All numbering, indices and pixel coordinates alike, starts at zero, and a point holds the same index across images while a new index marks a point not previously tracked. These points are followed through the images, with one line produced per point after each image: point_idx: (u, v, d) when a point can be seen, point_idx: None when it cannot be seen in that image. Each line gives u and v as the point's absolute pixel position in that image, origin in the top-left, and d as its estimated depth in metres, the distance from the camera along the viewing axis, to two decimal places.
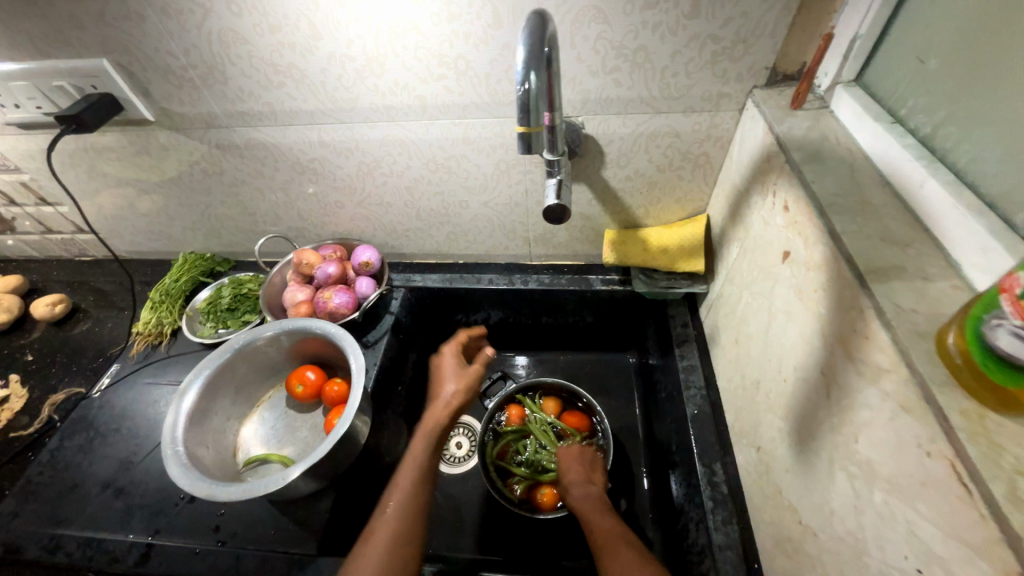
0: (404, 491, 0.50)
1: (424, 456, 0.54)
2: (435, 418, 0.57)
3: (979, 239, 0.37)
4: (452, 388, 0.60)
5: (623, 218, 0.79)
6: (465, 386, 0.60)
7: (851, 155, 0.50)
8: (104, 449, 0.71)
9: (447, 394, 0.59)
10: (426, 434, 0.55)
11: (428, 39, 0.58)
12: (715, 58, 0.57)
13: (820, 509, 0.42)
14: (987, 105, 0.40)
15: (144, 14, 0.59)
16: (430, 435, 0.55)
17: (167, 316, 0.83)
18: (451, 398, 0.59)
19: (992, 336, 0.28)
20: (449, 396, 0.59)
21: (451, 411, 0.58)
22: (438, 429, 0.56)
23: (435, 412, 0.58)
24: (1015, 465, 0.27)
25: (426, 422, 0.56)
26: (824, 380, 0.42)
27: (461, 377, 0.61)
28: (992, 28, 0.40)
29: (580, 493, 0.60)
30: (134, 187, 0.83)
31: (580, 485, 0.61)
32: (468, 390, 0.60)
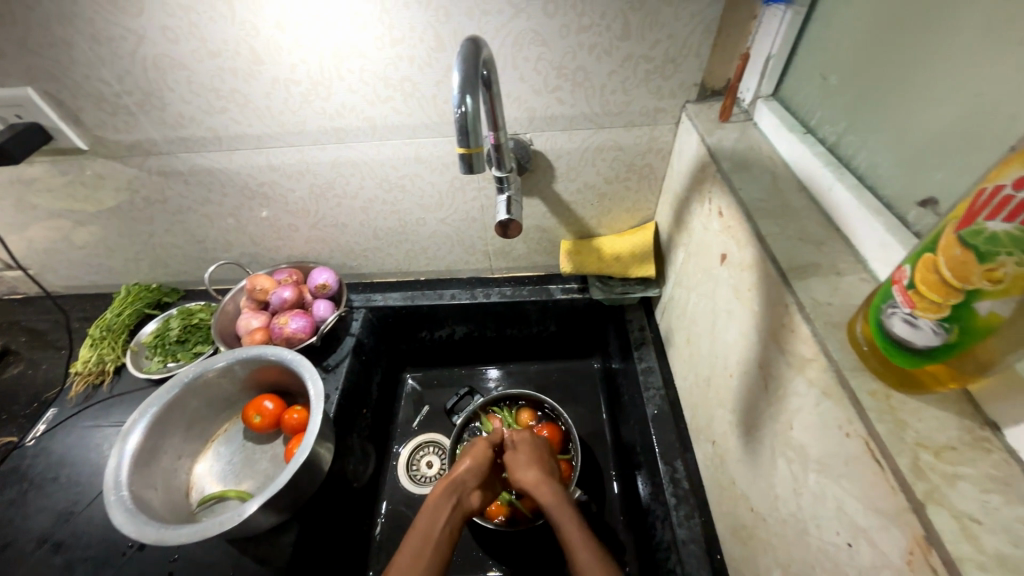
0: (410, 562, 0.49)
1: (434, 526, 0.53)
2: (446, 490, 0.57)
3: (879, 236, 0.41)
4: (468, 464, 0.60)
5: (577, 228, 0.82)
6: (478, 461, 0.61)
7: (774, 163, 0.54)
8: (40, 501, 0.66)
9: (462, 470, 0.59)
10: (436, 505, 0.55)
11: (373, 62, 0.59)
12: (648, 76, 0.61)
13: (767, 495, 0.44)
14: (879, 116, 0.45)
15: (72, 42, 0.57)
16: (440, 505, 0.55)
17: (109, 353, 0.79)
18: (467, 472, 0.59)
19: (889, 323, 0.31)
20: (462, 473, 0.59)
21: (462, 487, 0.58)
22: (449, 501, 0.56)
23: (445, 487, 0.57)
24: (916, 438, 0.30)
25: (436, 495, 0.56)
26: (761, 373, 0.45)
27: (474, 450, 0.62)
28: (877, 50, 0.45)
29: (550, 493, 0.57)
30: (68, 219, 0.79)
31: (549, 484, 0.58)
32: (481, 466, 0.61)
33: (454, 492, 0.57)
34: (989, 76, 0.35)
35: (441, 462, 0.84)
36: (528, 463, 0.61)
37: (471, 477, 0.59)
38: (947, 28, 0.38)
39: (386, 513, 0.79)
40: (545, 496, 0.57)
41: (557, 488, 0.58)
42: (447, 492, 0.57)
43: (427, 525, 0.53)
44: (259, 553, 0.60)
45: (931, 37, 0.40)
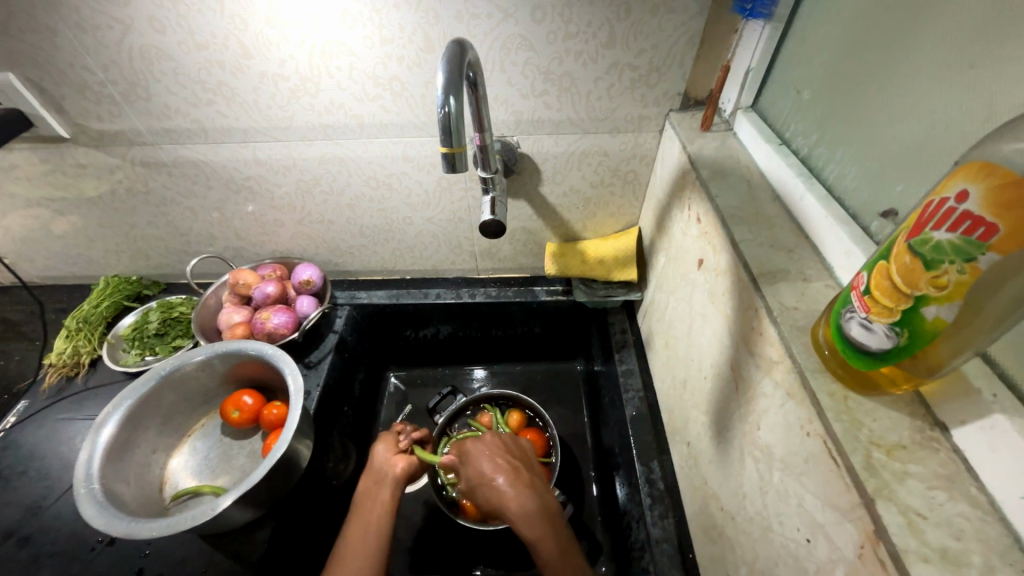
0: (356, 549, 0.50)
1: (369, 511, 0.54)
2: (369, 475, 0.58)
3: (845, 244, 0.42)
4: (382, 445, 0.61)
5: (563, 231, 0.83)
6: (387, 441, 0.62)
7: (750, 172, 0.56)
8: (7, 494, 0.65)
9: (377, 452, 0.60)
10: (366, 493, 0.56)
11: (362, 61, 0.60)
12: (633, 84, 0.62)
13: (735, 494, 0.46)
14: (847, 130, 0.47)
15: (57, 29, 0.56)
16: (369, 492, 0.56)
17: (85, 345, 0.78)
18: (383, 453, 0.60)
19: (848, 327, 0.32)
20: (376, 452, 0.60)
21: (381, 465, 0.59)
22: (375, 485, 0.57)
23: (369, 474, 0.58)
24: (870, 437, 0.32)
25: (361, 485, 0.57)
26: (733, 375, 0.47)
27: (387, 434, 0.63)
28: (847, 66, 0.47)
29: (519, 511, 0.51)
30: (48, 208, 0.78)
31: (520, 497, 0.52)
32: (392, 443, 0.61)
33: (379, 473, 0.58)
34: (942, 96, 0.37)
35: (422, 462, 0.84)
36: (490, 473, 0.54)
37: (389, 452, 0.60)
38: (907, 47, 0.40)
39: None
40: (518, 509, 0.51)
41: (528, 501, 0.52)
42: (371, 477, 0.58)
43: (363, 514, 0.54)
44: (233, 549, 0.60)
45: (893, 56, 0.42)
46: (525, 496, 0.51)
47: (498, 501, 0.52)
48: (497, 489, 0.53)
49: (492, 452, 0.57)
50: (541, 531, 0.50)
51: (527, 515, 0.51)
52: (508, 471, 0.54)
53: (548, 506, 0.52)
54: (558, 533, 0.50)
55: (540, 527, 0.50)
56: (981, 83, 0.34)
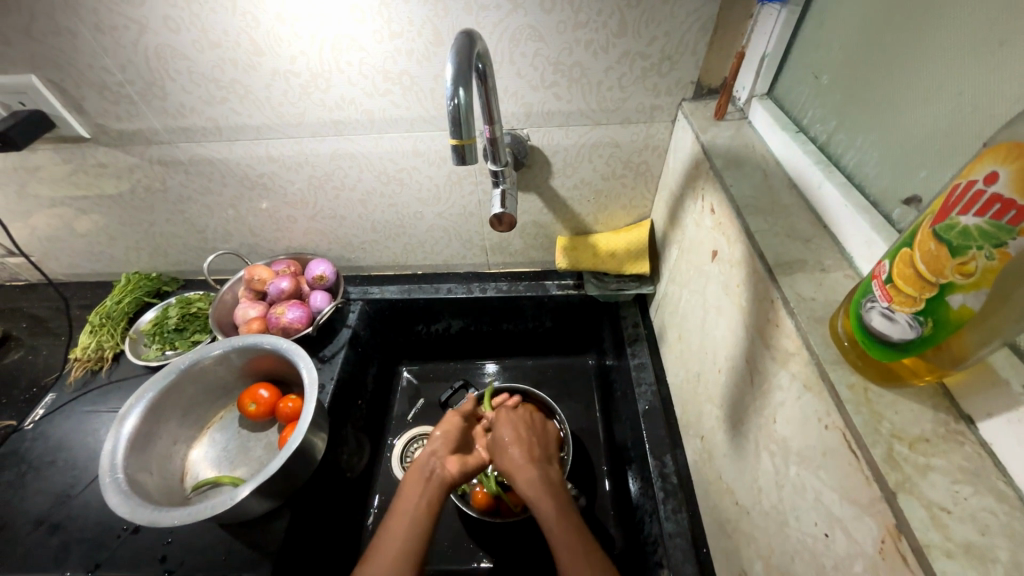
0: (394, 540, 0.50)
1: (414, 503, 0.54)
2: (418, 466, 0.58)
3: (865, 233, 0.41)
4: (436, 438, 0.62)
5: (573, 225, 0.82)
6: (443, 434, 0.63)
7: (766, 161, 0.55)
8: (38, 483, 0.67)
9: (431, 445, 0.62)
10: (413, 484, 0.56)
11: (372, 55, 0.60)
12: (645, 73, 0.61)
13: (751, 488, 0.45)
14: (868, 116, 0.46)
15: (76, 30, 0.57)
16: (415, 483, 0.56)
17: (109, 340, 0.80)
18: (436, 445, 0.61)
19: (868, 316, 0.31)
20: (431, 447, 0.61)
21: (433, 461, 0.59)
22: (423, 478, 0.57)
23: (420, 464, 0.59)
24: (891, 430, 0.31)
25: (410, 476, 0.57)
26: (748, 368, 0.46)
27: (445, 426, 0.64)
28: (867, 49, 0.46)
29: (525, 478, 0.56)
30: (71, 207, 0.80)
31: (528, 468, 0.57)
32: (449, 438, 0.62)
33: (429, 467, 0.58)
34: (969, 77, 0.36)
35: None
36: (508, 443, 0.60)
37: (442, 447, 0.61)
38: (932, 27, 0.39)
39: (379, 503, 0.80)
40: (523, 479, 0.56)
41: (534, 470, 0.57)
42: (421, 467, 0.58)
43: (407, 504, 0.54)
44: (251, 539, 0.61)
45: (916, 38, 0.40)
46: (534, 464, 0.57)
47: (508, 469, 0.58)
48: (510, 460, 0.59)
49: (517, 423, 0.63)
50: (542, 497, 0.54)
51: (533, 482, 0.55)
52: (524, 445, 0.60)
53: (552, 480, 0.56)
54: (561, 505, 0.53)
55: (541, 494, 0.54)
56: (1010, 63, 0.33)
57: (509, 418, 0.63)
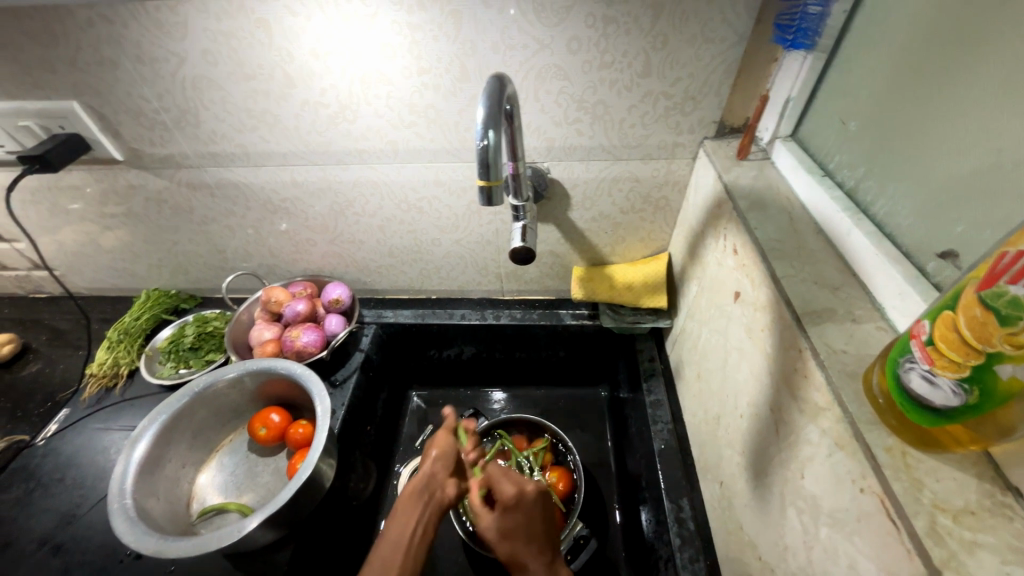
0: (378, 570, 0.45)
1: (404, 530, 0.48)
2: (417, 485, 0.52)
3: (898, 285, 0.41)
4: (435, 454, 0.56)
5: (590, 256, 0.82)
6: (441, 451, 0.56)
7: (790, 204, 0.54)
8: (45, 501, 0.67)
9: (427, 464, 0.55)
10: (402, 507, 0.51)
11: (400, 90, 0.61)
12: (668, 112, 0.62)
13: (776, 544, 0.43)
14: (899, 165, 0.45)
15: (118, 61, 0.60)
16: (410, 506, 0.50)
17: (125, 357, 0.81)
18: (433, 467, 0.54)
19: (907, 379, 0.30)
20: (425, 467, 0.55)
21: (428, 482, 0.53)
22: (420, 500, 0.51)
23: (409, 486, 0.53)
24: (933, 499, 0.30)
25: (403, 495, 0.52)
26: (773, 416, 0.44)
27: (439, 444, 0.57)
28: (899, 97, 0.46)
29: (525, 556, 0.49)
30: (98, 224, 0.82)
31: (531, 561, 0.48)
32: (447, 454, 0.56)
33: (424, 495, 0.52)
34: (1010, 134, 0.35)
35: None
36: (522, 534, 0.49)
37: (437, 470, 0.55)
38: (969, 83, 0.39)
39: None
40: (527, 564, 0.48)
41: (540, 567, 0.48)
42: (418, 491, 0.52)
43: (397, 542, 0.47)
44: (254, 569, 0.60)
45: (951, 98, 0.40)
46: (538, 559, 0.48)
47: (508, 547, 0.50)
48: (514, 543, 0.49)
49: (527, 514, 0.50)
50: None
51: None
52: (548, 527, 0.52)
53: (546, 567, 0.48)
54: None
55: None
56: None
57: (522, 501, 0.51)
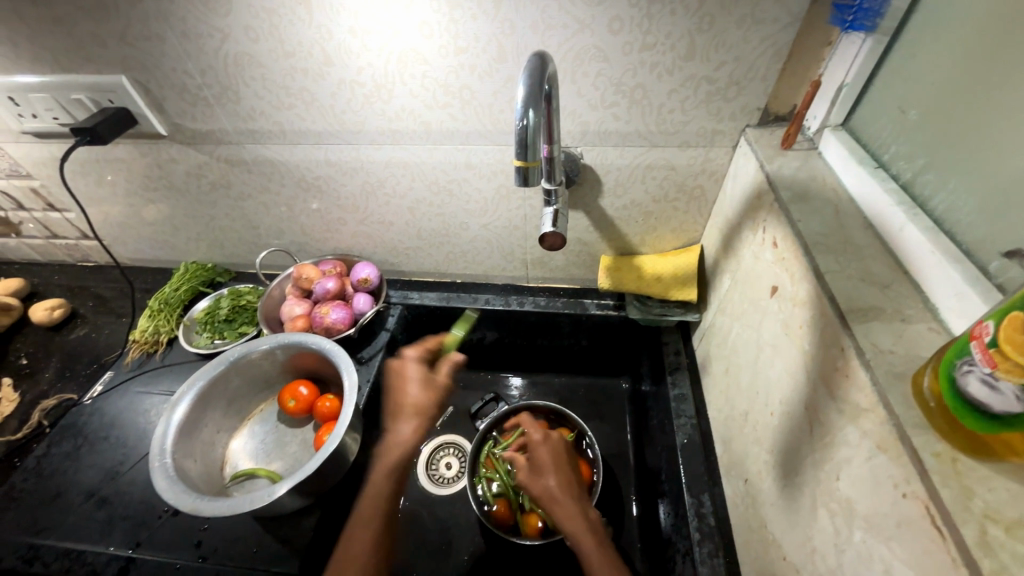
0: (376, 492, 0.55)
1: (398, 456, 0.57)
2: (417, 411, 0.61)
3: (955, 285, 0.39)
4: (418, 389, 0.64)
5: (619, 245, 0.81)
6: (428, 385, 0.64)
7: (837, 197, 0.52)
8: (91, 457, 0.71)
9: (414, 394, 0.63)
10: (396, 447, 0.58)
11: (435, 69, 0.61)
12: (710, 98, 0.59)
13: (803, 545, 0.42)
14: (965, 157, 0.43)
15: (165, 36, 0.61)
16: (407, 436, 0.58)
17: (165, 325, 0.84)
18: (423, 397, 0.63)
19: (963, 381, 0.30)
20: (417, 396, 0.63)
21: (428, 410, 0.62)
22: (417, 422, 0.60)
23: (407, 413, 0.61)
24: (984, 509, 0.28)
25: (398, 415, 0.61)
26: (807, 416, 0.43)
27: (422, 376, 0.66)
28: (969, 85, 0.43)
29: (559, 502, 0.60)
30: (142, 197, 0.85)
31: (562, 499, 0.61)
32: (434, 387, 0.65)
33: (421, 428, 0.60)
34: None
35: (461, 465, 0.85)
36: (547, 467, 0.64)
37: (429, 404, 0.62)
38: None
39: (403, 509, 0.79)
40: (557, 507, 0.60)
41: (569, 503, 0.60)
42: (421, 417, 0.61)
43: (382, 483, 0.56)
44: (281, 534, 0.62)
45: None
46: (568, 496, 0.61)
47: (543, 497, 0.61)
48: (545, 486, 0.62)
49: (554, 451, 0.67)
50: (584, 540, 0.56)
51: (576, 512, 0.60)
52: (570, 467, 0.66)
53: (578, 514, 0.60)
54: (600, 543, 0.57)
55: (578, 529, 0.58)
56: None
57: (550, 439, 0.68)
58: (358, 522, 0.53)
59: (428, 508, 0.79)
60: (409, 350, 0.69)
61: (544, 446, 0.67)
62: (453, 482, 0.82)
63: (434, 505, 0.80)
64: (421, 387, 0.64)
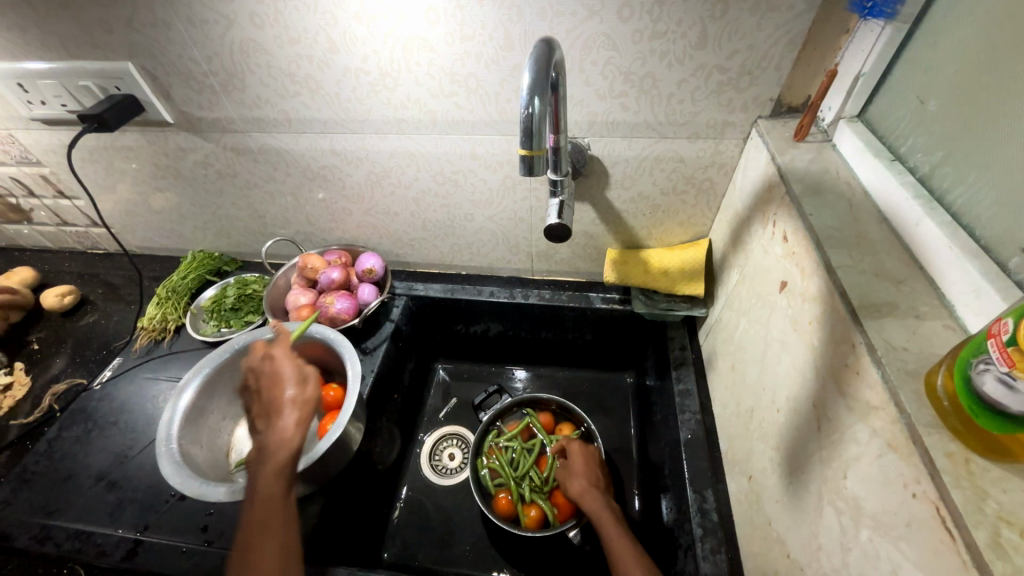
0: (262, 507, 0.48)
1: (275, 462, 0.50)
2: (286, 410, 0.53)
3: (973, 281, 0.38)
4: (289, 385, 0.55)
5: (626, 238, 0.80)
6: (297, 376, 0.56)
7: (851, 190, 0.51)
8: (101, 441, 0.72)
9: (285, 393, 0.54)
10: (274, 452, 0.50)
11: (441, 57, 0.60)
12: (721, 88, 0.58)
13: (808, 543, 0.41)
14: (987, 150, 0.41)
15: (171, 23, 0.61)
16: (278, 438, 0.51)
17: (172, 313, 0.85)
18: (290, 391, 0.54)
19: (979, 380, 0.30)
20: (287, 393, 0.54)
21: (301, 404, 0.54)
22: (292, 421, 0.52)
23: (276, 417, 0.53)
24: (997, 511, 0.28)
25: (268, 422, 0.53)
26: (815, 413, 0.42)
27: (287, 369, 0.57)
28: (992, 73, 0.41)
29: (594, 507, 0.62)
30: (149, 185, 0.85)
31: (594, 498, 0.63)
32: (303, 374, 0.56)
33: (306, 416, 0.53)
34: None
35: (464, 456, 0.85)
36: (578, 470, 0.67)
37: (312, 394, 0.55)
38: None
39: (406, 499, 0.80)
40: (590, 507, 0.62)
41: (601, 503, 0.63)
42: (293, 414, 0.53)
43: (273, 491, 0.49)
44: None
45: None
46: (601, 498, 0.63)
47: (579, 498, 0.64)
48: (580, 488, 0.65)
49: (589, 457, 0.70)
50: (616, 536, 0.58)
51: (609, 512, 0.62)
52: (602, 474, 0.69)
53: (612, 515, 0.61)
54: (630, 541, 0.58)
55: (610, 529, 0.59)
56: None
57: (584, 447, 0.71)
58: (254, 543, 0.46)
59: (431, 498, 0.80)
60: (273, 346, 0.59)
61: (579, 452, 0.70)
62: (456, 473, 0.83)
63: (436, 495, 0.80)
64: (297, 382, 0.55)
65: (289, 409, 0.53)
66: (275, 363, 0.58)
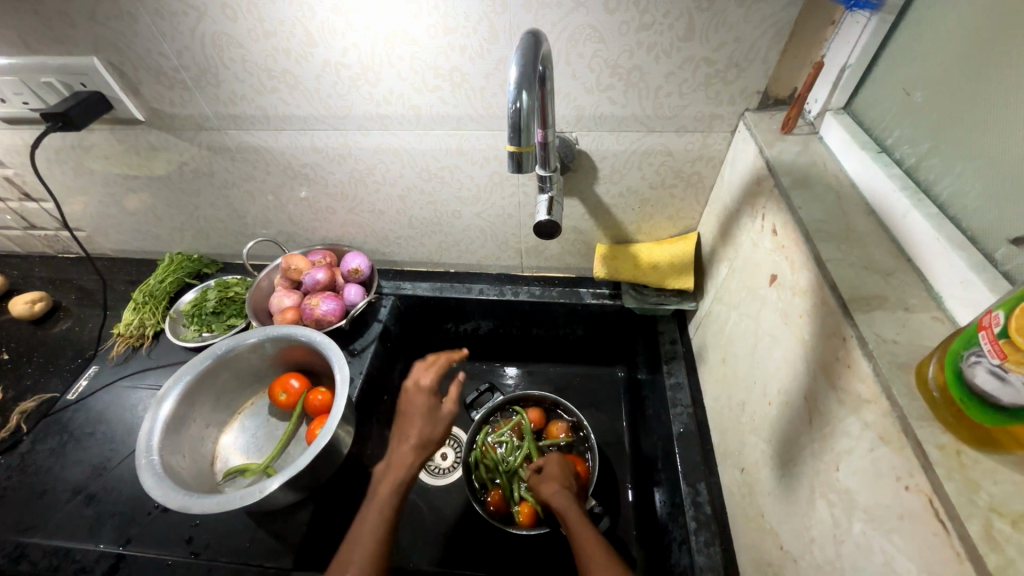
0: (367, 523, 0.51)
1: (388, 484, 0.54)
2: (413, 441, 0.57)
3: (961, 273, 0.38)
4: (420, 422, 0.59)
5: (615, 233, 0.79)
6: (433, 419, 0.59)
7: (838, 182, 0.51)
8: (78, 453, 0.70)
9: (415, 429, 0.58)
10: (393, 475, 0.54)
11: (425, 51, 0.58)
12: (709, 80, 0.58)
13: (801, 535, 0.42)
14: (973, 141, 0.41)
15: (137, 15, 0.58)
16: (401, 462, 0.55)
17: (150, 318, 0.82)
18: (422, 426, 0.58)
19: (970, 373, 0.30)
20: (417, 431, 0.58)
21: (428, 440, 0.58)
22: (416, 452, 0.56)
23: (402, 448, 0.57)
24: (988, 503, 0.28)
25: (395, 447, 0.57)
26: (806, 406, 0.42)
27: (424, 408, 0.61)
28: (979, 63, 0.41)
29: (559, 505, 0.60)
30: (122, 185, 0.82)
31: (562, 495, 0.61)
32: (437, 421, 0.60)
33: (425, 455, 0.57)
34: None
35: (456, 455, 0.85)
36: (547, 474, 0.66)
37: (437, 433, 0.59)
38: None
39: None
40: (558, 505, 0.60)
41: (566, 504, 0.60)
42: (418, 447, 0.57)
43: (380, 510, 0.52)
44: (275, 529, 0.63)
45: None
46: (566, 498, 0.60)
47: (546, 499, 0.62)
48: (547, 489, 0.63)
49: (559, 463, 0.68)
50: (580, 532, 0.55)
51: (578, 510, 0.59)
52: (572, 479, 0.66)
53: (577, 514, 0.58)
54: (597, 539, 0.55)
55: (576, 525, 0.56)
56: None
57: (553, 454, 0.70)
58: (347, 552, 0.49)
59: (425, 499, 0.79)
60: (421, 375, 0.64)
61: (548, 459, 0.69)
62: (449, 473, 0.82)
63: (429, 495, 0.79)
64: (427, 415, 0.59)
65: (415, 433, 0.58)
66: (415, 392, 0.62)
